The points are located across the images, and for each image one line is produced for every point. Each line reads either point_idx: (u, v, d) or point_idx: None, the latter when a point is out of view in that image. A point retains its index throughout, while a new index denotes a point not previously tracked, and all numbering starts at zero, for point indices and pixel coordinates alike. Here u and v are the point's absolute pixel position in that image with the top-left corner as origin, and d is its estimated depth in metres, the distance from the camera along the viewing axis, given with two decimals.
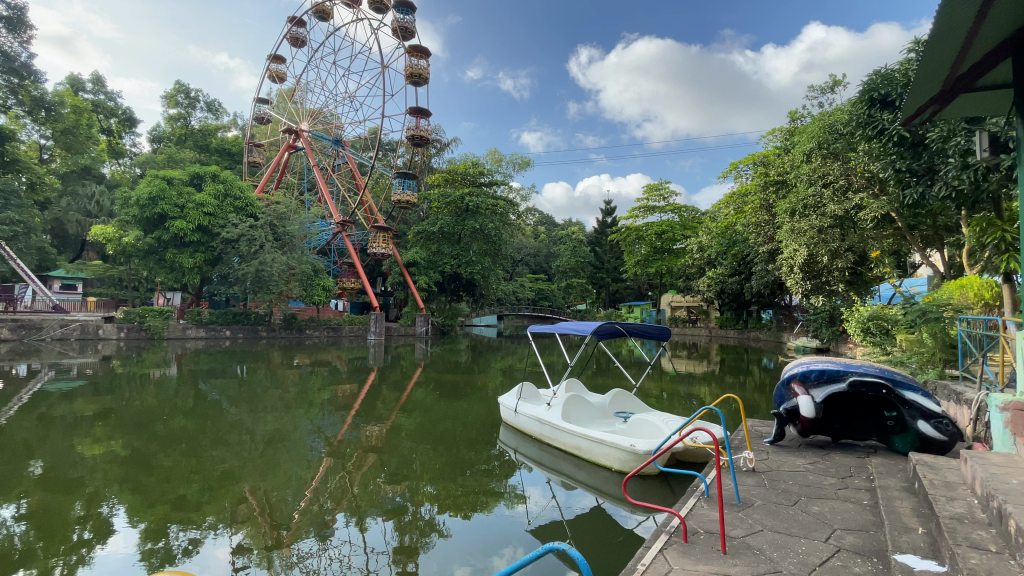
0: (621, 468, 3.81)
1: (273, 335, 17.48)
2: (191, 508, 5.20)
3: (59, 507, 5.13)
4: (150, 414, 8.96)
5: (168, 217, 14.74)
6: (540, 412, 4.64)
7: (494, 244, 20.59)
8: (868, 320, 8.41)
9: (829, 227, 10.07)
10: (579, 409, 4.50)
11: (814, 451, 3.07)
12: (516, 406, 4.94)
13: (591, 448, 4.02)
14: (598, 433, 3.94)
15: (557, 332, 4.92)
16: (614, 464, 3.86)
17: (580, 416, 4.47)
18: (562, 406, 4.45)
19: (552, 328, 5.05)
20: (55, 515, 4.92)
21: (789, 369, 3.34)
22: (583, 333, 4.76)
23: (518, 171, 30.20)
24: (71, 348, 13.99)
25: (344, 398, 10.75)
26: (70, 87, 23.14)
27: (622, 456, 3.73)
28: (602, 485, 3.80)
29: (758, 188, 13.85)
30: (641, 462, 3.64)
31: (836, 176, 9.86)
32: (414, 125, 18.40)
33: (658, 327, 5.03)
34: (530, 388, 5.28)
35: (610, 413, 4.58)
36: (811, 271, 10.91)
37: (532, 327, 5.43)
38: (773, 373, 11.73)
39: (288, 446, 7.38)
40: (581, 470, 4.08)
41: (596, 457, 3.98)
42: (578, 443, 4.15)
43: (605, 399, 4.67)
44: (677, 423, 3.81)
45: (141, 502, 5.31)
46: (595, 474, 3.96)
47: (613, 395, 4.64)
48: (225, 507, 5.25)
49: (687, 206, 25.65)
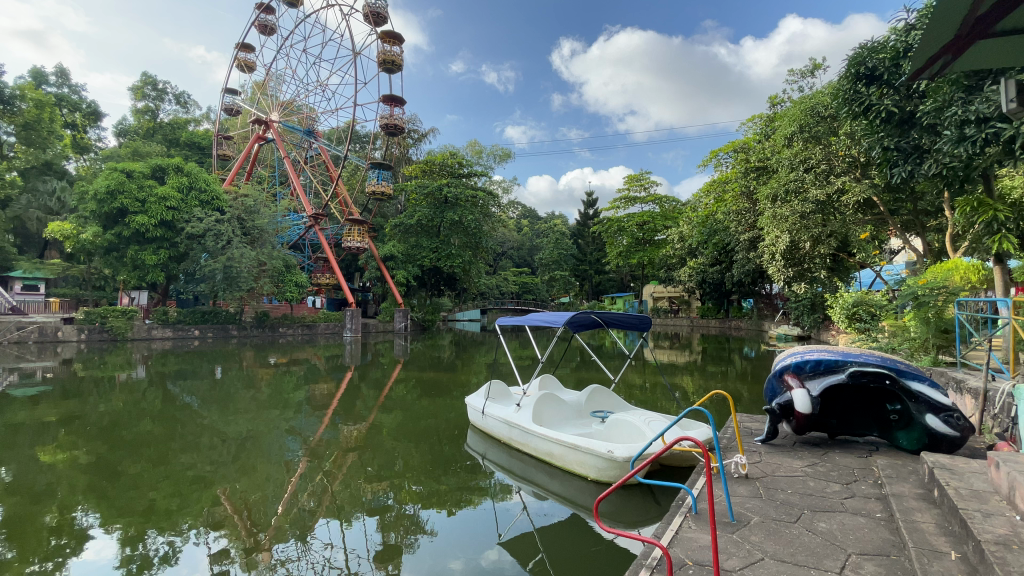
0: (597, 477, 3.41)
1: (245, 334, 16.86)
2: (164, 512, 4.81)
3: (21, 516, 4.67)
4: (115, 419, 8.43)
5: (128, 212, 13.93)
6: (509, 413, 4.23)
7: (474, 236, 20.13)
8: (852, 306, 8.18)
9: (812, 213, 9.82)
10: (551, 409, 4.11)
11: (813, 451, 2.75)
12: (483, 407, 4.52)
13: (565, 455, 3.62)
14: (571, 439, 3.54)
15: (526, 324, 4.53)
16: (590, 472, 3.46)
17: (551, 417, 4.07)
18: (532, 407, 4.03)
19: (522, 319, 4.64)
20: (23, 524, 4.50)
21: (781, 360, 3.02)
22: (554, 325, 4.35)
23: (498, 163, 29.76)
24: (29, 351, 13.18)
25: (322, 398, 10.28)
26: (30, 79, 22.01)
27: (599, 464, 3.33)
28: (577, 496, 3.39)
29: (739, 174, 13.65)
30: (620, 470, 3.25)
31: (817, 160, 9.63)
32: (387, 114, 17.73)
33: (638, 314, 4.56)
34: (501, 386, 4.87)
35: (587, 413, 4.22)
36: (793, 259, 10.67)
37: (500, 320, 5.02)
38: (755, 362, 11.60)
39: (261, 448, 6.93)
40: (555, 480, 3.66)
41: (571, 463, 3.58)
42: (549, 449, 3.75)
43: (582, 397, 4.32)
44: (659, 425, 3.43)
45: (112, 508, 4.89)
46: (569, 484, 3.55)
47: (590, 393, 4.29)
48: (202, 511, 4.85)
49: (668, 197, 25.53)
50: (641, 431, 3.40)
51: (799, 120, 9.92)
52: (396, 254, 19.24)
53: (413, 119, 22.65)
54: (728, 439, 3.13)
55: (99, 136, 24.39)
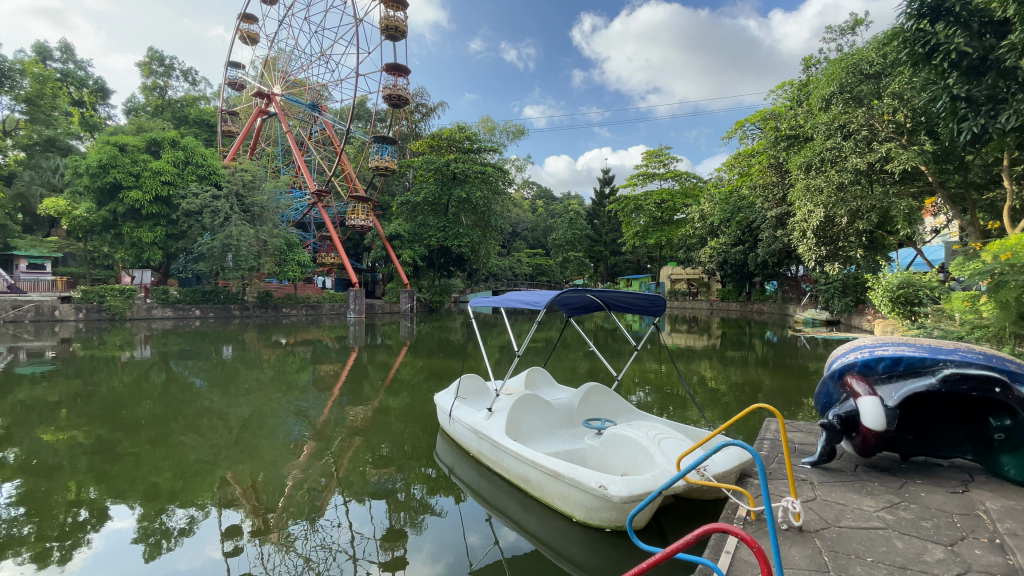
0: (585, 518, 2.53)
1: (247, 314, 16.48)
2: (172, 491, 4.42)
3: (38, 496, 4.30)
4: (111, 398, 8.05)
5: (122, 187, 13.47)
6: (478, 420, 3.39)
7: (484, 214, 19.34)
8: (899, 288, 7.31)
9: (850, 183, 8.80)
10: (531, 416, 3.26)
11: (889, 482, 2.05)
12: (452, 410, 3.71)
13: (543, 483, 2.74)
14: (552, 463, 2.66)
15: (504, 306, 3.80)
16: (575, 512, 2.58)
17: (529, 427, 3.22)
18: (507, 414, 3.16)
19: (500, 301, 3.88)
20: (44, 498, 4.24)
21: (839, 358, 2.30)
22: (534, 307, 3.58)
23: (511, 140, 28.68)
24: (26, 331, 12.90)
25: (327, 379, 9.82)
26: (36, 56, 21.71)
27: (586, 503, 2.45)
28: (559, 543, 2.54)
29: (767, 145, 12.56)
30: (615, 512, 2.36)
31: (858, 126, 8.56)
32: (390, 84, 16.79)
33: (646, 291, 3.72)
34: (479, 382, 4.09)
35: (579, 420, 3.40)
36: (825, 236, 9.76)
37: (473, 301, 4.25)
38: (777, 347, 10.80)
39: (266, 429, 6.43)
40: (530, 516, 2.80)
41: (551, 494, 2.71)
42: (524, 473, 2.89)
43: (574, 399, 3.50)
44: (672, 445, 2.56)
45: (124, 485, 4.54)
46: (547, 523, 2.69)
47: (585, 394, 3.48)
48: (212, 490, 4.45)
49: (687, 173, 24.29)
50: (648, 455, 2.53)
51: (839, 79, 8.85)
52: (402, 232, 18.59)
53: (421, 92, 21.68)
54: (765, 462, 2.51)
55: (109, 114, 24.06)
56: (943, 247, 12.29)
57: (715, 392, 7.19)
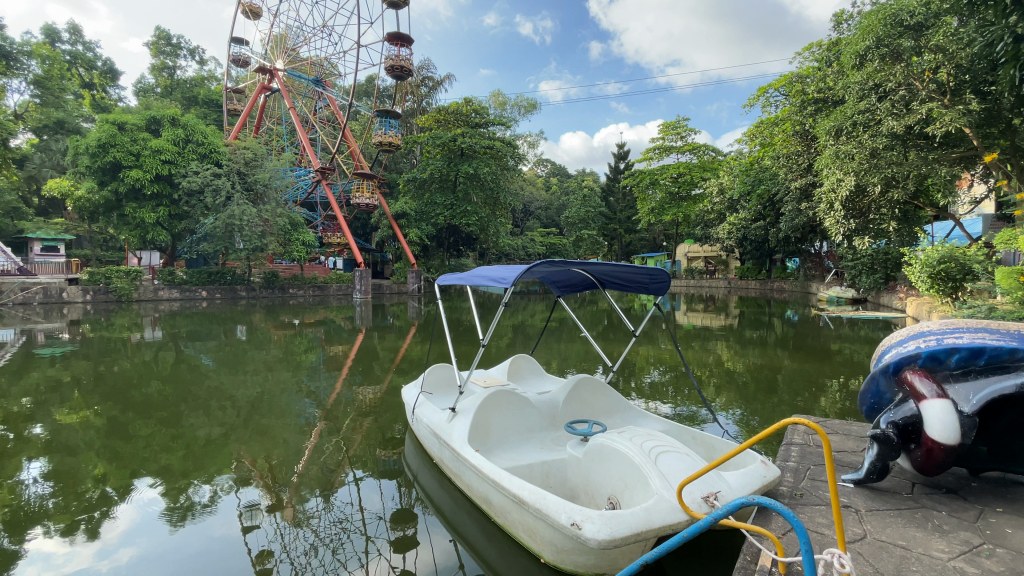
0: (555, 561, 2.03)
1: (254, 295, 16.34)
2: (188, 467, 4.17)
3: (65, 471, 4.15)
4: (118, 378, 7.89)
5: (123, 166, 13.22)
6: (439, 423, 2.91)
7: (493, 191, 18.80)
8: (940, 262, 6.68)
9: (885, 148, 8.07)
10: (502, 417, 2.76)
11: (965, 516, 1.71)
12: (415, 408, 3.28)
13: (508, 509, 2.23)
14: (516, 486, 2.10)
15: (474, 285, 3.32)
16: (543, 550, 2.07)
17: (500, 431, 2.75)
18: (472, 417, 2.65)
19: (470, 279, 3.38)
20: (72, 474, 4.08)
21: (892, 349, 1.97)
22: (502, 285, 3.03)
23: (523, 115, 27.80)
24: (35, 312, 12.88)
25: (337, 359, 9.60)
26: (44, 37, 21.51)
27: (555, 541, 1.94)
28: None
29: (791, 111, 11.72)
30: (592, 556, 1.81)
31: (895, 85, 7.82)
32: (393, 55, 16.14)
33: (645, 266, 3.20)
34: (449, 373, 3.69)
35: (562, 422, 2.93)
36: (855, 207, 9.06)
37: (440, 279, 3.70)
38: (799, 326, 10.26)
39: (274, 408, 6.19)
40: (491, 544, 2.63)
41: (516, 522, 2.21)
42: (486, 494, 2.40)
43: (558, 396, 3.01)
44: (674, 460, 1.99)
45: (137, 464, 4.29)
46: (509, 556, 2.47)
47: (571, 390, 2.99)
48: (230, 467, 4.15)
49: (705, 146, 23.31)
50: (642, 477, 1.96)
51: (874, 31, 7.80)
52: (409, 211, 18.22)
53: (426, 64, 20.96)
54: (791, 478, 2.17)
55: (119, 95, 23.87)
56: (981, 220, 11.49)
57: (733, 372, 6.77)
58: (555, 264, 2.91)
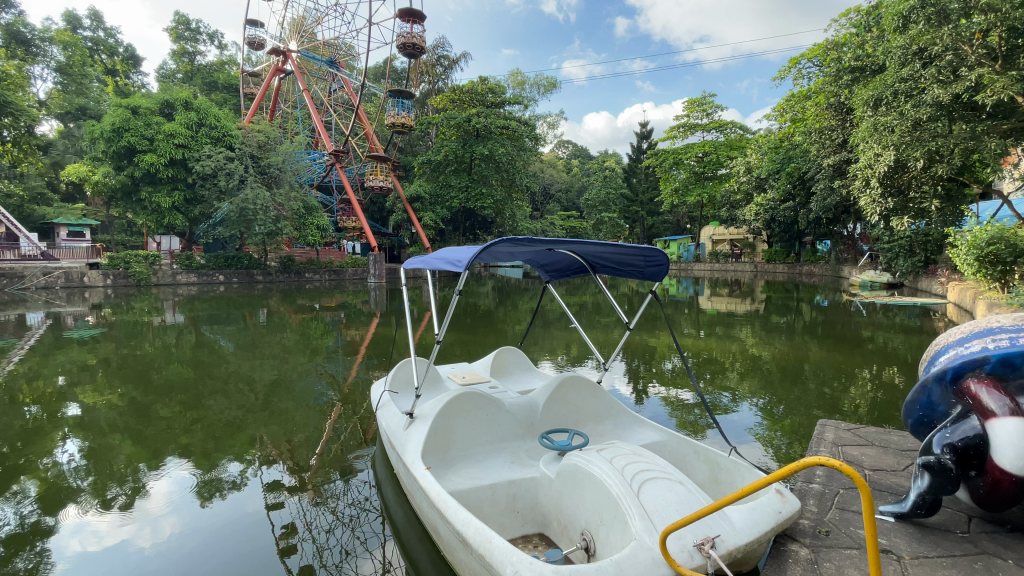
0: None
1: (270, 279, 16.41)
2: (213, 446, 4.04)
3: (100, 448, 4.09)
4: (135, 360, 7.92)
5: (137, 151, 13.27)
6: (397, 432, 2.60)
7: (510, 173, 18.36)
8: (988, 244, 6.11)
9: (929, 119, 7.40)
10: (468, 427, 2.45)
11: None
12: (380, 411, 3.01)
13: (453, 545, 1.88)
14: (463, 519, 1.76)
15: (434, 267, 3.02)
16: None
17: (464, 440, 2.43)
18: (432, 426, 2.34)
19: (431, 262, 3.09)
20: (106, 451, 4.02)
21: (946, 353, 1.69)
22: (453, 269, 2.70)
23: (543, 94, 27.08)
24: (58, 296, 13.16)
25: (351, 342, 9.51)
26: (68, 25, 21.72)
27: None
28: None
29: (826, 82, 10.95)
30: None
31: (941, 49, 7.08)
32: (405, 32, 15.70)
33: (638, 247, 2.80)
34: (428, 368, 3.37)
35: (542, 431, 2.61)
36: (893, 185, 8.40)
37: (408, 262, 3.43)
38: (828, 311, 9.71)
39: (287, 390, 6.07)
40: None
41: (463, 562, 1.86)
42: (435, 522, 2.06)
43: (539, 401, 2.70)
44: (658, 491, 1.66)
45: (162, 442, 4.18)
46: None
47: (554, 394, 2.68)
48: (255, 446, 4.01)
49: (732, 123, 22.33)
50: (618, 511, 1.63)
51: None
52: (423, 194, 18.01)
53: (441, 43, 20.45)
54: (815, 509, 1.89)
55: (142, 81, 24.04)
56: None
57: (756, 359, 6.37)
58: (519, 243, 2.47)
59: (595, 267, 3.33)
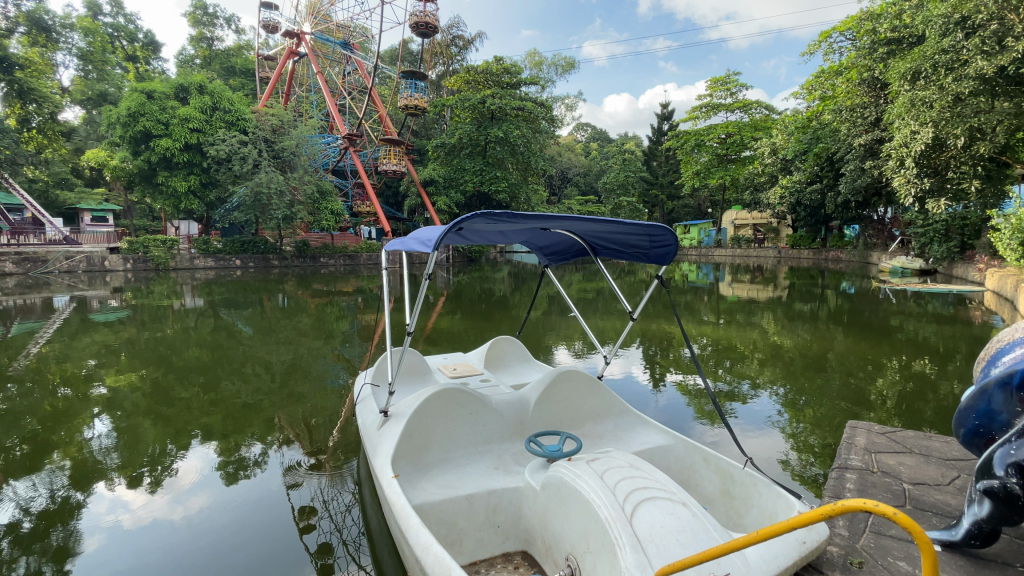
0: None
1: (286, 264, 16.50)
2: (235, 427, 3.96)
3: (128, 427, 4.07)
4: (151, 343, 7.98)
5: (153, 136, 13.33)
6: (373, 431, 2.45)
7: (525, 156, 18.01)
8: None
9: (972, 93, 6.87)
10: (450, 426, 2.29)
11: None
12: (360, 406, 2.88)
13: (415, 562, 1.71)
14: (427, 536, 1.59)
15: (410, 250, 2.84)
16: None
17: (444, 440, 2.27)
18: (406, 425, 2.18)
19: (407, 243, 2.91)
20: (135, 430, 3.99)
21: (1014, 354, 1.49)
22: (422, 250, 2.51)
23: (560, 75, 26.44)
24: (81, 280, 13.41)
25: (365, 326, 9.48)
26: (88, 12, 21.79)
27: None
28: None
29: (859, 55, 10.30)
30: None
31: (986, 17, 6.54)
32: (418, 11, 15.31)
33: (640, 223, 2.55)
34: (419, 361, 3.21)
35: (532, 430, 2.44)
36: (929, 165, 7.87)
37: (388, 245, 3.27)
38: (854, 299, 9.30)
39: (298, 373, 6.03)
40: None
41: None
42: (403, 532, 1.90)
43: (531, 399, 2.52)
44: (649, 514, 1.47)
45: (185, 422, 4.13)
46: None
47: (548, 390, 2.51)
48: (275, 427, 3.92)
49: (757, 103, 21.48)
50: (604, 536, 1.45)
51: None
52: (436, 178, 17.88)
53: (456, 22, 19.98)
54: (845, 534, 1.71)
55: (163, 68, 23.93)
56: None
57: (777, 347, 6.09)
58: (498, 220, 2.25)
59: (596, 248, 3.10)
